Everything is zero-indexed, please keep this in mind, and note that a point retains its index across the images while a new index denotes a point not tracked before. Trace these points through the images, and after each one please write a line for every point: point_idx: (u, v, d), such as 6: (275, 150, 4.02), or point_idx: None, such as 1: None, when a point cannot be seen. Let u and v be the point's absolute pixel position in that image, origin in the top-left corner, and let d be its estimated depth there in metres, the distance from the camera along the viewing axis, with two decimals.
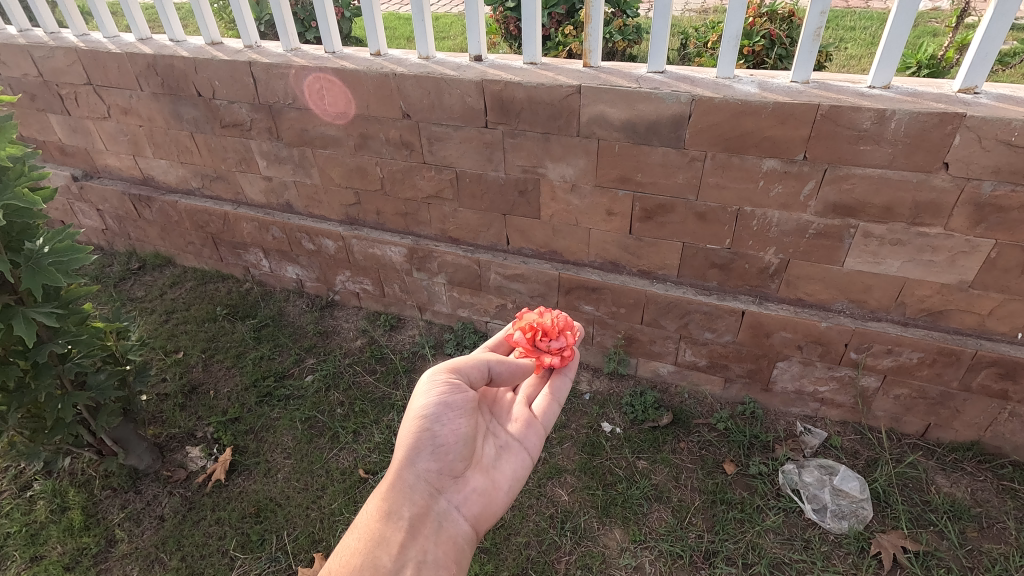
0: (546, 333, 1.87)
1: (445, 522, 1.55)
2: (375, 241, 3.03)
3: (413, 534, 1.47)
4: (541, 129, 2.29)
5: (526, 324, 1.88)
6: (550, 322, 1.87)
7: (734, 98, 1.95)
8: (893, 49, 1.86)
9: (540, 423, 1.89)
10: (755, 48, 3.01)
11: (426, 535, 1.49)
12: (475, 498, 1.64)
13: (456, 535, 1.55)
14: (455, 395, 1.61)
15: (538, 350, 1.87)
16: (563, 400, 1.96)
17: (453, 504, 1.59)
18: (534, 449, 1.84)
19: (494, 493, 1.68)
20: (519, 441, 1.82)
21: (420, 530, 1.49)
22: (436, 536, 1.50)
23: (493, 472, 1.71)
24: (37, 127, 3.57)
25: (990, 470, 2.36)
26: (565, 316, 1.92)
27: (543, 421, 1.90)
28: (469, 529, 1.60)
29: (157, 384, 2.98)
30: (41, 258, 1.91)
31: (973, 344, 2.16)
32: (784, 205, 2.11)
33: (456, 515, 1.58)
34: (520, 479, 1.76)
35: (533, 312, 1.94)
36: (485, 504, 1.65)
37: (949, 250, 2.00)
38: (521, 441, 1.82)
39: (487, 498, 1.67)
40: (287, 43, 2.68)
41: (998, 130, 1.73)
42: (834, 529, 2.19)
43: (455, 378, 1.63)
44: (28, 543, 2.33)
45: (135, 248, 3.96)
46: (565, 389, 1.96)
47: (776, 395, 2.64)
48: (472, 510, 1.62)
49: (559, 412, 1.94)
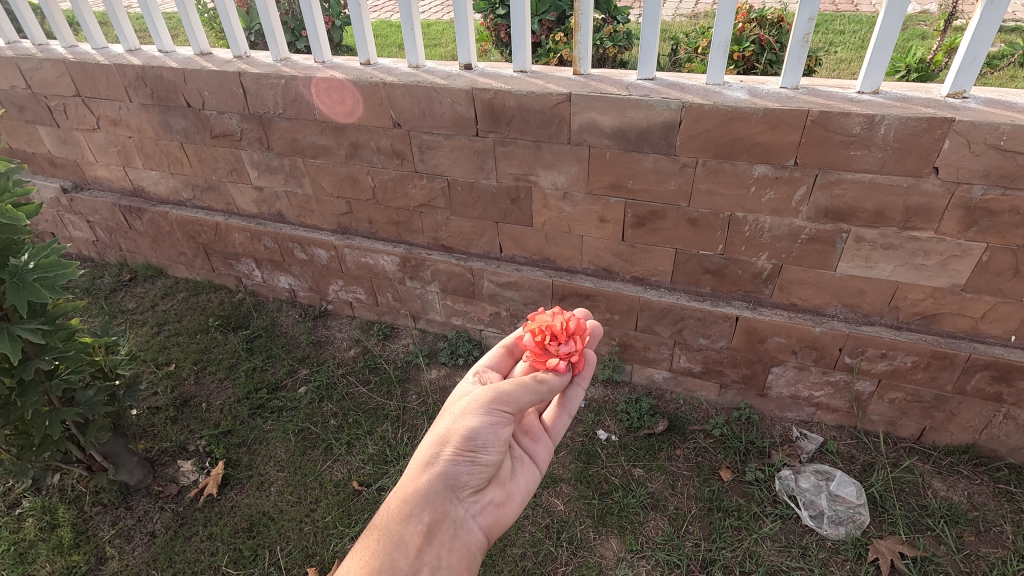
0: (556, 336, 1.69)
1: (462, 529, 1.49)
2: (368, 250, 3.02)
3: (430, 538, 1.42)
4: (533, 137, 2.29)
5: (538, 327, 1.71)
6: (562, 325, 1.69)
7: (724, 105, 1.95)
8: (882, 54, 1.86)
9: (549, 436, 1.90)
10: (744, 53, 3.01)
11: (442, 541, 1.43)
12: (490, 508, 1.60)
13: (470, 543, 1.50)
14: (501, 417, 1.55)
15: (546, 353, 1.70)
16: (573, 412, 1.95)
17: (471, 512, 1.54)
18: (541, 460, 1.84)
19: (507, 505, 1.66)
20: (530, 453, 1.82)
21: (437, 536, 1.43)
22: (452, 543, 1.45)
23: (508, 484, 1.70)
24: (26, 139, 3.54)
25: (986, 473, 2.35)
26: (578, 319, 1.74)
27: (553, 433, 1.91)
28: (482, 538, 1.55)
29: (148, 398, 2.96)
30: (26, 273, 1.89)
31: (967, 347, 2.16)
32: (775, 210, 2.10)
33: (472, 523, 1.53)
34: (529, 492, 1.76)
35: (545, 314, 1.77)
36: (499, 515, 1.63)
37: (941, 254, 2.00)
38: (531, 454, 1.82)
39: (501, 509, 1.64)
40: (276, 53, 2.66)
41: (987, 134, 1.74)
42: (831, 535, 2.18)
43: (503, 399, 1.55)
44: (16, 562, 2.29)
45: (126, 259, 3.93)
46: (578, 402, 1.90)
47: (771, 400, 2.63)
48: (487, 520, 1.58)
49: (569, 423, 1.94)
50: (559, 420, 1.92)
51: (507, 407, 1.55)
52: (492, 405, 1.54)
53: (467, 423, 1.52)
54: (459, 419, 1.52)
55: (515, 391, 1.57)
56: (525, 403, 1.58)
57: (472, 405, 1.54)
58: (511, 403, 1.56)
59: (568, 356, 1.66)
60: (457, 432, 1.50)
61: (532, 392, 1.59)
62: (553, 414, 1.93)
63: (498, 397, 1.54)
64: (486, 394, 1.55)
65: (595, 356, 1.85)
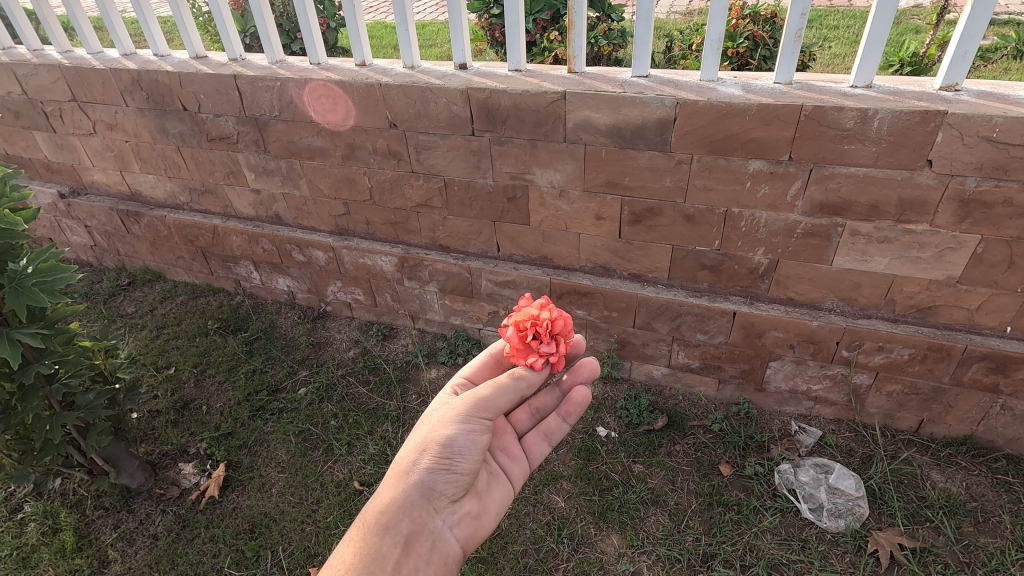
0: (538, 334, 1.58)
1: (439, 542, 1.50)
2: (366, 250, 3.02)
3: (408, 550, 1.42)
4: (528, 136, 2.30)
5: (518, 320, 1.61)
6: (547, 322, 1.58)
7: (718, 100, 1.96)
8: (874, 49, 1.87)
9: (526, 458, 1.86)
10: (739, 49, 3.05)
11: (419, 554, 1.44)
12: (468, 520, 1.60)
13: (447, 554, 1.51)
14: (478, 423, 1.54)
15: (528, 350, 1.59)
16: (554, 441, 1.90)
17: (448, 524, 1.54)
18: (515, 478, 1.81)
19: (483, 517, 1.66)
20: (504, 469, 1.80)
21: (415, 548, 1.44)
22: (429, 555, 1.46)
23: (484, 496, 1.68)
24: (23, 145, 3.54)
25: (984, 464, 2.36)
26: (563, 316, 1.61)
27: (531, 456, 1.87)
28: (459, 550, 1.56)
29: (148, 402, 2.96)
30: (24, 278, 1.90)
31: (963, 338, 2.17)
32: (771, 205, 2.11)
33: (450, 534, 1.53)
34: (504, 507, 1.74)
35: (530, 305, 1.66)
36: (475, 528, 1.62)
37: (936, 246, 2.01)
38: (507, 470, 1.80)
39: (478, 521, 1.64)
40: (271, 55, 2.67)
41: (980, 127, 1.75)
42: (831, 528, 2.19)
43: (480, 406, 1.54)
44: (19, 567, 2.30)
45: (124, 263, 3.93)
46: (563, 432, 1.88)
47: (770, 395, 2.64)
48: (464, 532, 1.58)
49: (548, 451, 1.90)
50: (537, 445, 1.88)
51: (485, 412, 1.54)
52: (470, 412, 1.54)
53: (445, 431, 1.53)
54: (436, 426, 1.53)
55: (492, 396, 1.55)
56: (504, 405, 1.58)
57: (450, 414, 1.54)
58: (488, 409, 1.55)
59: (546, 356, 1.56)
60: (435, 440, 1.51)
61: (510, 392, 1.57)
62: (534, 437, 1.89)
63: (475, 404, 1.53)
64: (464, 402, 1.54)
65: (588, 390, 1.82)
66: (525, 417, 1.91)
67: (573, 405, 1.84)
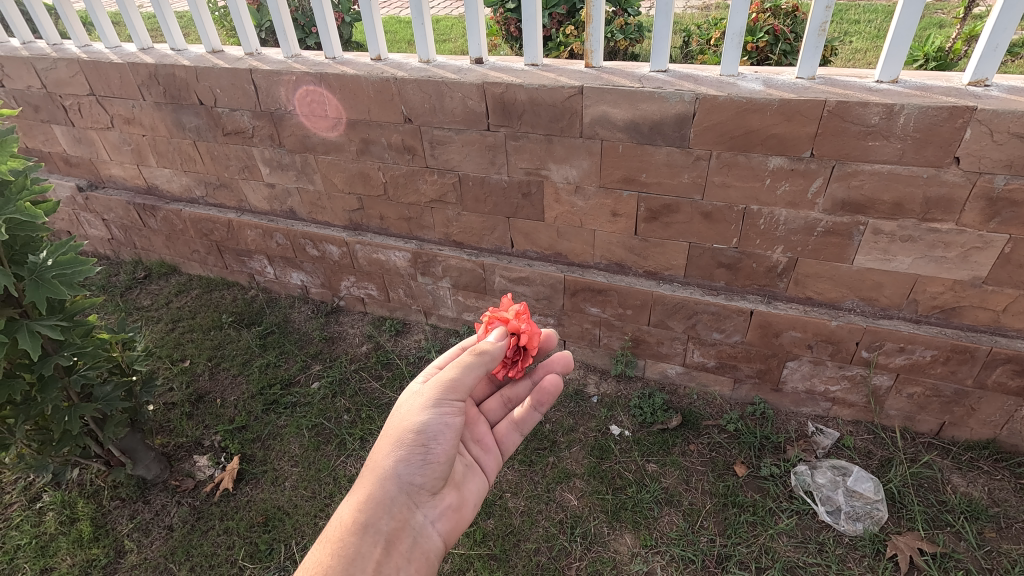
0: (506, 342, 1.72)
1: (420, 537, 1.50)
2: (379, 245, 3.02)
3: (389, 549, 1.41)
4: (544, 130, 2.27)
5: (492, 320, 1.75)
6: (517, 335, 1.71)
7: (739, 96, 1.92)
8: (901, 43, 1.83)
9: (499, 449, 1.90)
10: (759, 44, 3.01)
11: (401, 551, 1.43)
12: (449, 514, 1.61)
13: (429, 550, 1.51)
14: (451, 408, 1.55)
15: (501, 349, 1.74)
16: (525, 432, 1.94)
17: (429, 519, 1.54)
18: (490, 470, 1.84)
19: (463, 509, 1.66)
20: (480, 462, 1.82)
21: (396, 546, 1.43)
22: (411, 552, 1.45)
23: (462, 488, 1.69)
24: (41, 139, 3.58)
25: (1007, 469, 2.31)
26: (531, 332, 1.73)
27: (503, 447, 1.90)
28: (442, 544, 1.56)
29: (164, 393, 2.99)
30: (44, 270, 1.92)
31: (988, 340, 2.12)
32: (791, 203, 2.08)
33: (431, 529, 1.54)
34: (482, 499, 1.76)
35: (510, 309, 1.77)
36: (456, 520, 1.63)
37: (962, 246, 1.96)
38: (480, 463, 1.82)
39: (458, 514, 1.64)
40: (287, 49, 2.66)
41: (1011, 123, 1.70)
42: (849, 531, 2.16)
43: (449, 388, 1.53)
44: (38, 555, 2.34)
45: (141, 256, 3.97)
46: (534, 423, 1.90)
47: (787, 395, 2.61)
48: (446, 526, 1.59)
49: (520, 441, 1.94)
50: (509, 436, 1.92)
51: (456, 395, 1.54)
52: (437, 399, 1.53)
53: (418, 418, 1.52)
54: (408, 416, 1.52)
55: (459, 377, 1.54)
56: (471, 382, 1.55)
57: (420, 402, 1.53)
58: (458, 390, 1.54)
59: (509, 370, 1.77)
60: (408, 429, 1.50)
61: (476, 370, 1.53)
62: (505, 427, 1.92)
63: (445, 388, 1.53)
64: (432, 387, 1.54)
65: (560, 381, 1.82)
66: (496, 407, 1.94)
67: (544, 393, 1.83)
